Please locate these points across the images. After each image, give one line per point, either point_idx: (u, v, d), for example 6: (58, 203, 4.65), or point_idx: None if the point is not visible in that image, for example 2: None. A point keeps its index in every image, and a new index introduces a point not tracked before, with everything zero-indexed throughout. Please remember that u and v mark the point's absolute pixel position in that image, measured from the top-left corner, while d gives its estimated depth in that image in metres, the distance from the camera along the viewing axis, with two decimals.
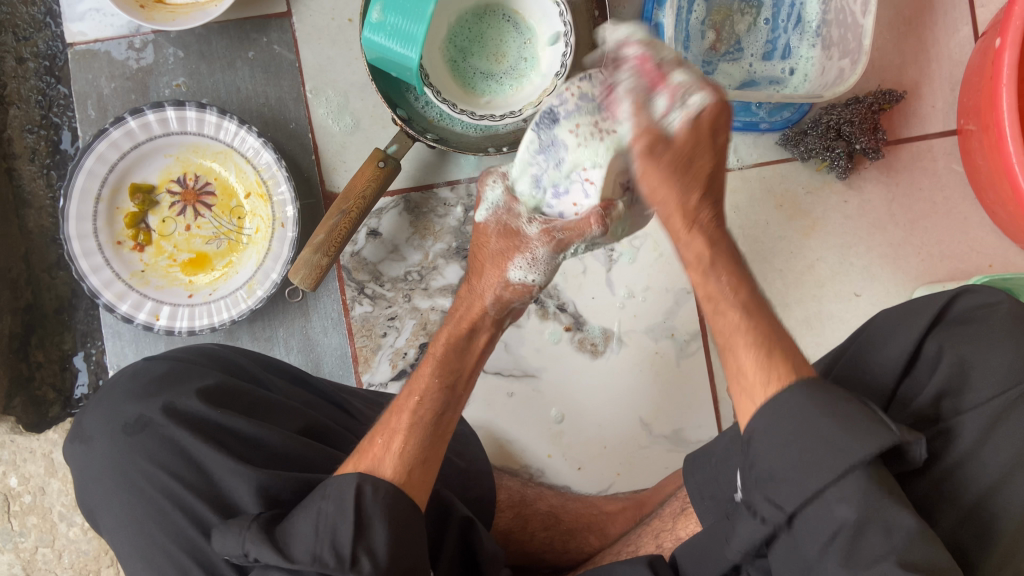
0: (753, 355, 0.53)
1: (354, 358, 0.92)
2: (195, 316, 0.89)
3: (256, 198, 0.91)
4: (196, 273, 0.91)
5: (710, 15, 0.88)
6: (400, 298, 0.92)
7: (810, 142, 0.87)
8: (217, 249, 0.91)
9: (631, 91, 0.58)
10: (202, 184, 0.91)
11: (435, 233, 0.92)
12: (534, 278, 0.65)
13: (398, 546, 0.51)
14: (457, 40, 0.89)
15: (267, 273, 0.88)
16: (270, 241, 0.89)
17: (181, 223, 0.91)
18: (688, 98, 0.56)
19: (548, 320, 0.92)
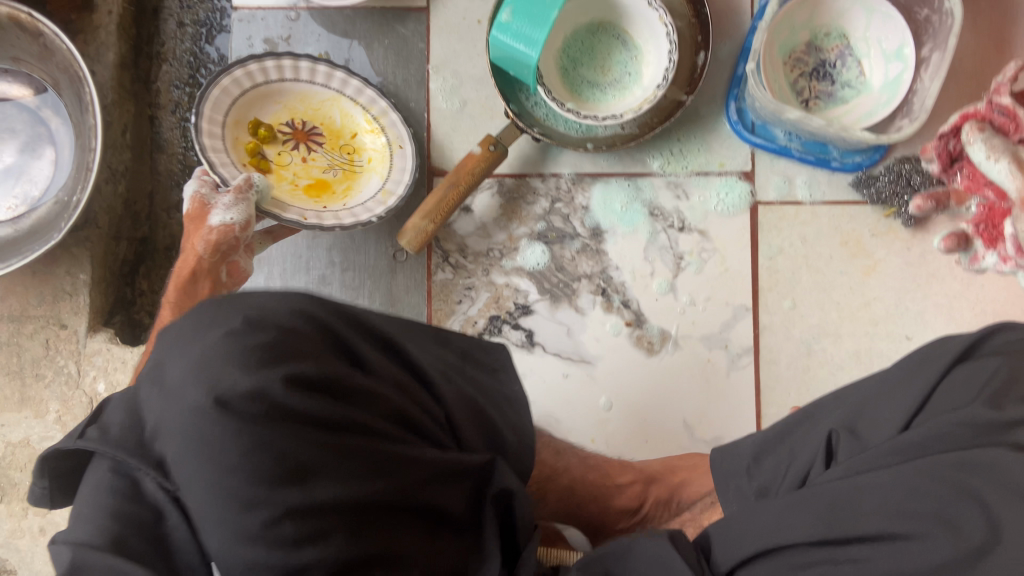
0: None
1: (429, 319, 1.00)
2: (339, 219, 0.94)
3: (366, 135, 1.01)
4: (320, 195, 0.99)
5: (853, 31, 0.96)
6: (480, 271, 1.00)
7: (881, 186, 0.96)
8: (335, 176, 1.01)
9: (858, 106, 0.95)
10: (310, 128, 1.02)
11: (521, 218, 1.00)
12: (235, 220, 0.87)
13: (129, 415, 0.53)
14: (570, 50, 0.99)
15: (398, 183, 0.98)
16: (390, 161, 1.00)
17: (296, 157, 1.01)
18: (821, 100, 0.96)
19: (611, 313, 0.99)
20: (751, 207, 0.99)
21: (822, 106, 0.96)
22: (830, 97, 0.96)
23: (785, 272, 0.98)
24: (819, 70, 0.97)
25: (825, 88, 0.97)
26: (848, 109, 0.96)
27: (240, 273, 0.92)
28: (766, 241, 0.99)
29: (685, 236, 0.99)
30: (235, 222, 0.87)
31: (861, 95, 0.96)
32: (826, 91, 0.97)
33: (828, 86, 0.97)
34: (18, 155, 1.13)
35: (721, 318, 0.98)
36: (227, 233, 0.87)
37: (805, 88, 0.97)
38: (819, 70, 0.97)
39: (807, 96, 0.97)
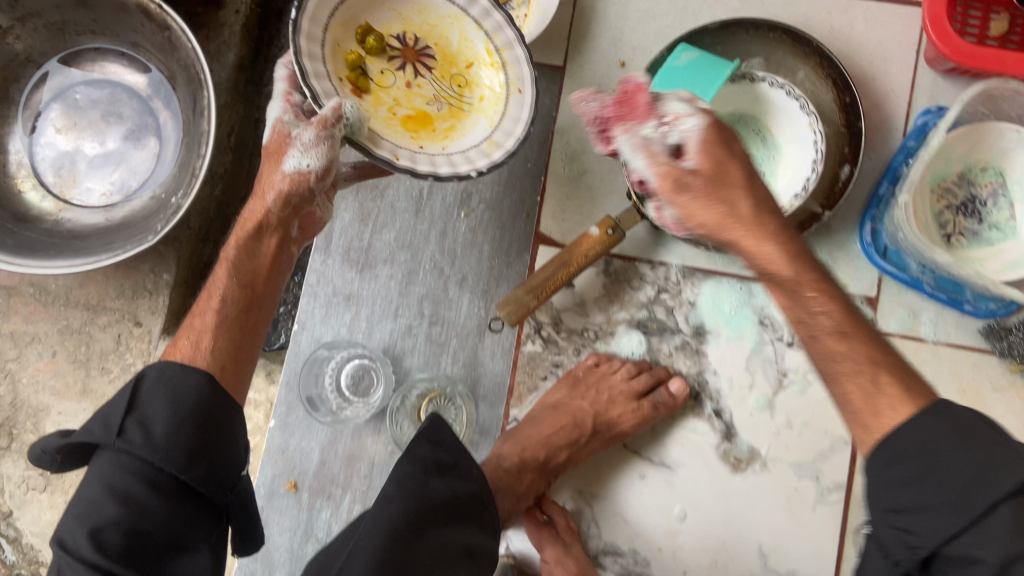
0: (864, 386, 0.62)
1: (509, 390, 0.96)
2: (435, 162, 0.78)
3: (481, 69, 0.85)
4: (419, 129, 0.83)
5: (1012, 170, 0.89)
6: (571, 350, 0.96)
7: (1014, 342, 0.89)
8: (439, 110, 0.84)
9: (1005, 252, 0.88)
10: (422, 47, 0.86)
11: (623, 302, 0.95)
12: (312, 165, 0.77)
13: (174, 404, 0.69)
14: None
15: (508, 133, 0.81)
16: (503, 106, 0.83)
17: (401, 79, 0.85)
18: (966, 238, 0.90)
19: (701, 419, 0.94)
20: None
21: (965, 245, 0.90)
22: (977, 236, 0.90)
23: None
24: (968, 205, 0.90)
25: (972, 227, 0.90)
26: (994, 253, 0.89)
27: (314, 223, 0.85)
28: None
29: (792, 353, 0.93)
30: (313, 172, 0.78)
31: (1010, 240, 0.88)
32: (972, 229, 0.90)
33: (975, 224, 0.90)
34: (121, 142, 1.11)
35: (816, 447, 0.92)
36: (302, 183, 0.78)
37: (949, 222, 0.91)
38: (967, 205, 0.90)
39: (950, 231, 0.90)
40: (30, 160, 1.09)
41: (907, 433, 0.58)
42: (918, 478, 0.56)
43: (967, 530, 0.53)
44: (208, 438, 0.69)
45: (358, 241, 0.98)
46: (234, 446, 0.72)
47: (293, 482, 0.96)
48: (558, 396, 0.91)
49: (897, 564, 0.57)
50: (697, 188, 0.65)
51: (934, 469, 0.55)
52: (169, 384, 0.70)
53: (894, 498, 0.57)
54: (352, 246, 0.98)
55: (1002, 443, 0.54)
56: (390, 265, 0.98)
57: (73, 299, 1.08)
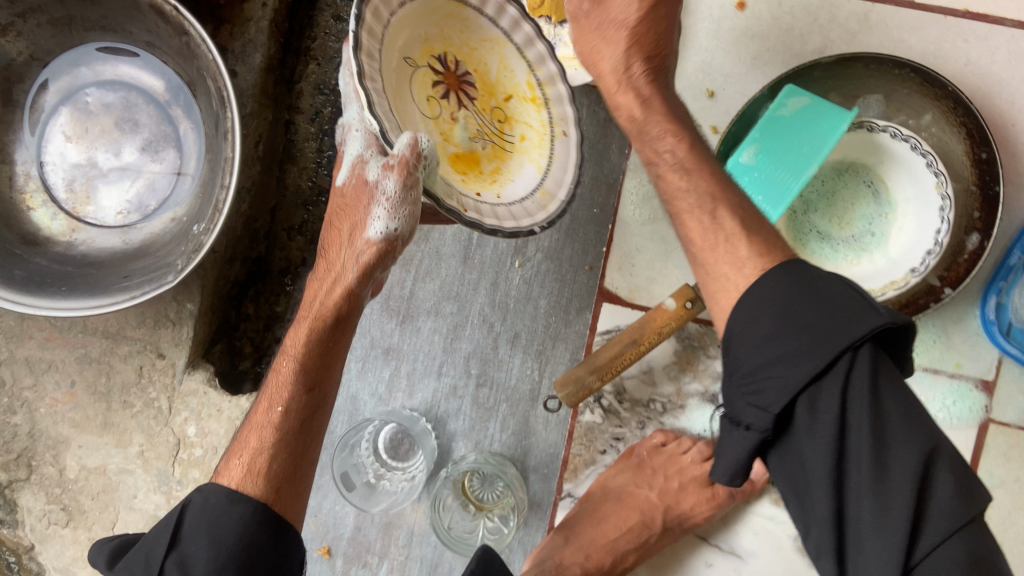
0: (699, 220, 0.60)
1: (563, 463, 0.86)
2: (498, 214, 0.61)
3: (523, 104, 0.68)
4: (465, 172, 0.64)
5: None
6: (634, 422, 0.85)
7: None
8: (482, 149, 0.66)
9: None
10: (463, 71, 0.66)
11: (696, 372, 0.84)
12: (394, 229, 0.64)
13: (218, 546, 0.56)
14: (807, 190, 0.80)
15: (562, 182, 0.66)
16: (550, 148, 0.67)
17: (445, 110, 0.64)
18: None
19: (779, 506, 0.84)
20: (979, 422, 0.81)
21: None
22: None
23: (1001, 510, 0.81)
24: None
25: None
26: None
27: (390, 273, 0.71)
28: (986, 468, 0.81)
29: None
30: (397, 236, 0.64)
31: None
32: None
33: None
34: (138, 153, 1.00)
35: None
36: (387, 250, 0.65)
37: None
38: None
39: None
40: (39, 172, 0.97)
41: (757, 293, 0.53)
42: (775, 331, 0.50)
43: (814, 379, 0.47)
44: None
45: (399, 289, 0.87)
46: None
47: (326, 548, 0.87)
48: (620, 482, 0.82)
49: (748, 431, 0.51)
50: (645, 89, 0.64)
51: (783, 333, 0.49)
52: (214, 520, 0.57)
53: (755, 360, 0.50)
54: (392, 294, 0.88)
55: (859, 316, 0.47)
56: (435, 318, 0.87)
57: (91, 326, 0.98)
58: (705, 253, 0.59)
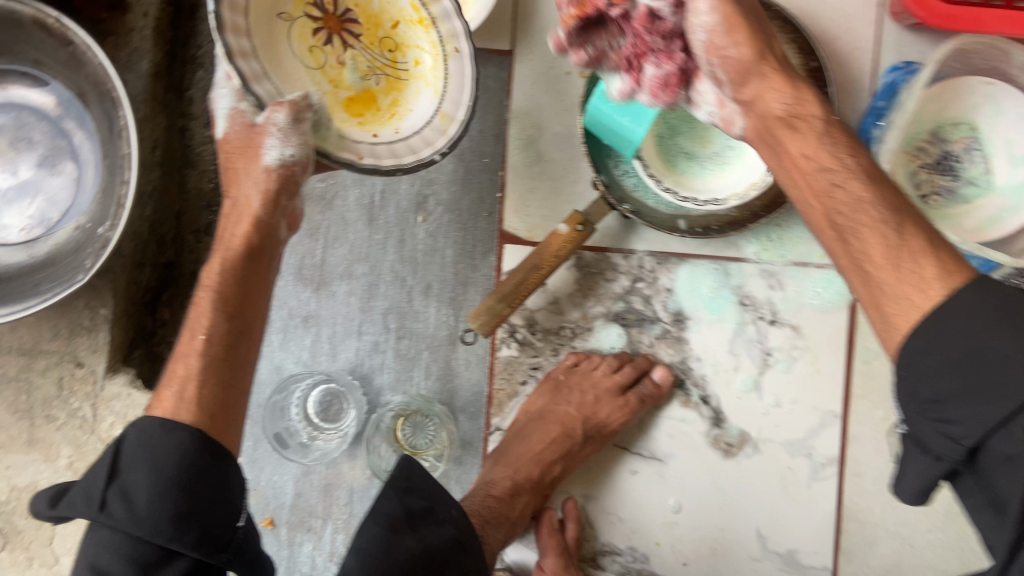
0: (885, 238, 0.55)
1: (489, 399, 0.91)
2: (397, 152, 0.69)
3: (411, 27, 0.70)
4: (363, 112, 0.71)
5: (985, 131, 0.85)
6: (548, 350, 0.92)
7: None
8: (377, 86, 0.72)
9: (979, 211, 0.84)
10: (345, 9, 0.71)
11: (598, 296, 0.91)
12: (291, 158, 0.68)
13: (157, 472, 0.59)
14: (670, 116, 0.89)
15: (459, 104, 0.69)
16: (444, 68, 0.69)
17: (331, 55, 0.71)
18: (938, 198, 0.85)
19: (688, 407, 0.91)
20: (849, 304, 0.91)
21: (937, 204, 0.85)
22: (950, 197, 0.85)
23: (880, 379, 0.90)
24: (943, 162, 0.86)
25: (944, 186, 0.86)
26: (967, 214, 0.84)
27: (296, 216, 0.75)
28: (863, 343, 0.91)
29: (776, 330, 0.91)
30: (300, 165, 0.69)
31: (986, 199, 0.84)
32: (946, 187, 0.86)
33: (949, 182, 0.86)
34: (35, 169, 0.97)
35: (806, 423, 0.91)
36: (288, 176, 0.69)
37: (922, 181, 0.86)
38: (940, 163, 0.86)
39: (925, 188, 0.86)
40: None
41: (952, 309, 0.50)
42: (960, 359, 0.48)
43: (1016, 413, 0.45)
44: (198, 497, 0.60)
45: (310, 258, 0.92)
46: (229, 503, 0.62)
47: (269, 519, 0.90)
48: (540, 405, 0.88)
49: (937, 460, 0.50)
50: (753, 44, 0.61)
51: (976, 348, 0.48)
52: (152, 450, 0.60)
53: (933, 386, 0.50)
54: (304, 264, 0.92)
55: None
56: (349, 281, 0.92)
57: (4, 345, 0.96)
58: (884, 270, 0.54)
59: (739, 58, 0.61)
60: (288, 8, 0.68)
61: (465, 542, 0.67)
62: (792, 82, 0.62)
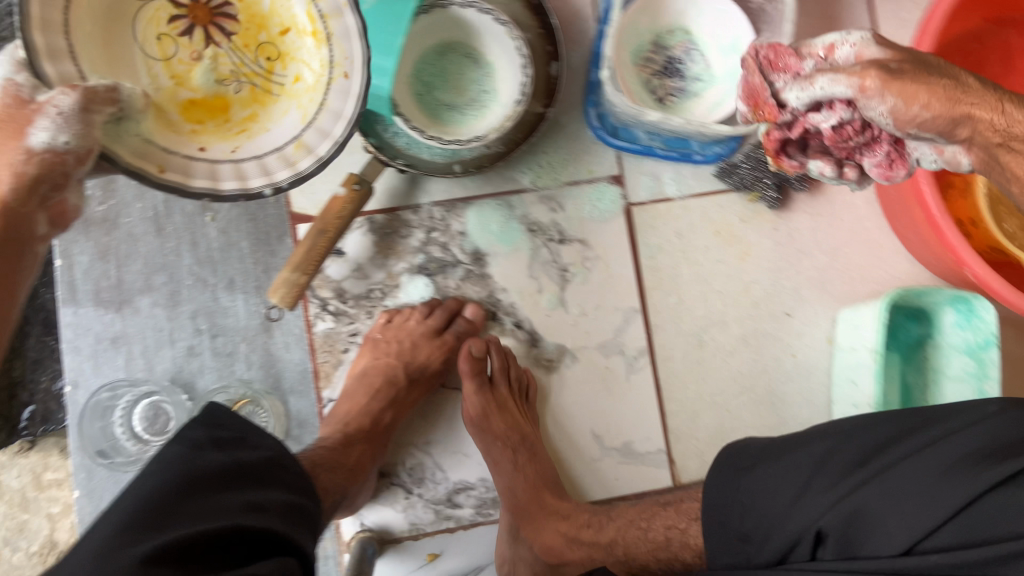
0: None
1: (316, 373, 0.96)
2: (216, 172, 0.62)
3: (301, 37, 0.66)
4: (206, 117, 0.65)
5: (692, 35, 0.98)
6: (362, 315, 0.96)
7: (742, 174, 0.97)
8: (236, 94, 0.66)
9: (710, 97, 0.97)
10: (220, 2, 0.66)
11: (398, 253, 0.96)
12: None
13: None
14: (422, 75, 0.95)
15: (322, 134, 0.63)
16: (322, 93, 0.64)
17: (184, 48, 0.65)
18: (672, 97, 0.98)
19: (505, 336, 0.98)
20: (624, 210, 1.00)
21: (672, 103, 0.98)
22: (681, 94, 0.98)
23: (666, 269, 0.99)
24: (669, 68, 0.98)
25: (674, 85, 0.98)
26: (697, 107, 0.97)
27: None
28: (644, 241, 0.99)
29: (566, 248, 0.98)
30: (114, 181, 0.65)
31: (711, 88, 0.97)
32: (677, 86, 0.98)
33: (678, 82, 0.98)
34: None
35: (612, 324, 0.98)
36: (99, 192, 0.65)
37: (656, 87, 0.98)
38: (666, 69, 0.98)
39: (660, 92, 0.98)
40: None
41: None
42: None
43: None
44: None
45: (106, 280, 0.93)
46: None
47: None
48: (363, 365, 0.92)
49: None
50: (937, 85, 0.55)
51: None
52: None
53: None
54: (102, 286, 0.93)
55: None
56: (150, 293, 0.94)
57: None
58: None
59: (935, 117, 0.55)
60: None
61: (281, 461, 0.68)
62: (956, 97, 0.55)
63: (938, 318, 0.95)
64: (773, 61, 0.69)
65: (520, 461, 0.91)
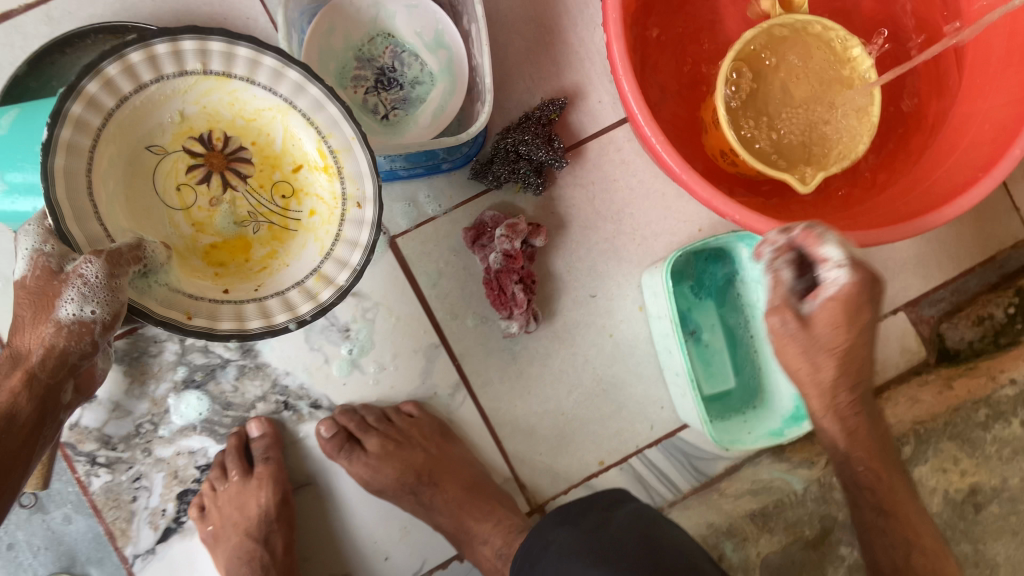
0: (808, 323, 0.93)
1: (110, 535, 0.85)
2: (241, 311, 0.61)
3: (313, 173, 0.65)
4: (228, 262, 0.65)
5: (395, 36, 0.87)
6: (139, 454, 0.85)
7: (495, 170, 0.86)
8: (256, 234, 0.66)
9: (436, 97, 0.86)
10: (234, 148, 0.66)
11: (155, 375, 0.84)
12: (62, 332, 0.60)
13: None
14: None
15: (340, 265, 0.63)
16: (337, 225, 0.64)
17: (203, 195, 0.65)
18: (395, 110, 0.87)
19: (306, 422, 0.88)
20: (389, 244, 0.88)
21: (399, 116, 0.87)
22: (404, 105, 0.87)
23: (454, 292, 0.90)
24: (383, 79, 0.87)
25: (393, 97, 0.87)
26: (424, 112, 0.86)
27: None
28: (421, 271, 0.89)
29: (340, 306, 0.87)
30: (98, 320, 0.60)
31: (432, 88, 0.87)
32: (397, 97, 0.87)
33: (397, 91, 0.87)
34: None
35: (417, 368, 0.90)
36: (82, 333, 0.61)
37: (376, 104, 0.87)
38: (379, 82, 0.87)
39: (382, 109, 0.87)
40: None
41: None
42: None
43: None
44: None
45: None
46: None
47: None
48: None
49: None
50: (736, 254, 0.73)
51: None
52: None
53: None
54: None
55: None
56: None
57: None
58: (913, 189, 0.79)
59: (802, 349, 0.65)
60: (162, 142, 0.63)
61: None
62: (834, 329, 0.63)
63: (736, 254, 0.91)
64: (481, 235, 0.87)
65: (426, 499, 0.86)
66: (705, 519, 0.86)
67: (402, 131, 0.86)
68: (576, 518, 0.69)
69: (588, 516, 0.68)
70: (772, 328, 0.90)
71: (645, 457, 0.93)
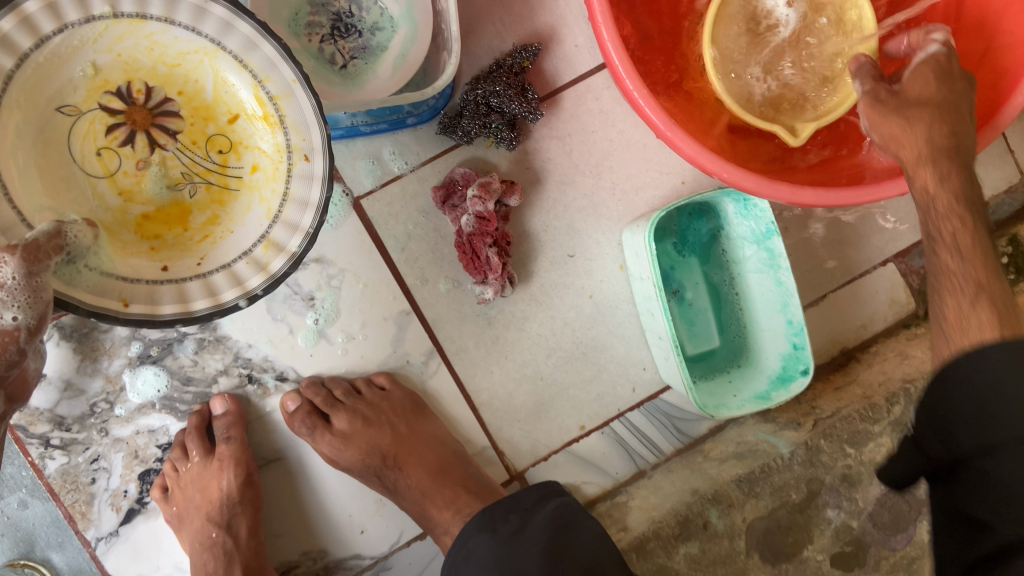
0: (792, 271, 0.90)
1: (69, 518, 0.80)
2: (185, 292, 0.59)
3: (251, 123, 0.61)
4: (167, 230, 0.63)
5: None
6: (96, 435, 0.80)
7: (465, 125, 0.79)
8: (194, 197, 0.63)
9: (398, 43, 0.79)
10: (158, 100, 0.61)
11: (107, 352, 0.79)
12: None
13: None
14: None
15: (291, 228, 0.60)
16: (283, 183, 0.60)
17: (128, 158, 0.61)
18: (354, 60, 0.80)
19: (272, 395, 0.84)
20: (353, 206, 0.83)
21: (357, 67, 0.80)
22: (363, 54, 0.80)
23: (424, 256, 0.85)
24: (339, 25, 0.80)
25: (351, 46, 0.80)
26: (384, 60, 0.80)
27: None
28: (388, 234, 0.84)
29: (303, 273, 0.82)
30: (21, 326, 0.61)
31: (393, 35, 0.80)
32: (355, 45, 0.80)
33: (355, 39, 0.80)
34: None
35: (387, 336, 0.85)
36: (7, 343, 0.62)
37: (333, 54, 0.80)
38: (335, 28, 0.80)
39: (340, 59, 0.80)
40: None
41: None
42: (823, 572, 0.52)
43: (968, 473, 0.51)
44: None
45: None
46: None
47: None
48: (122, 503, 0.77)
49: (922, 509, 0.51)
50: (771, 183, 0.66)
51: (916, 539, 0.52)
52: None
53: None
54: None
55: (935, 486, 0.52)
56: None
57: None
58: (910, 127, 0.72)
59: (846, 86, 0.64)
60: (75, 100, 0.58)
61: None
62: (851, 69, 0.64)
63: (721, 209, 0.85)
64: (449, 196, 0.81)
65: (390, 484, 0.82)
66: (689, 485, 0.85)
67: (361, 83, 0.79)
68: (495, 522, 0.68)
69: (507, 521, 0.68)
70: (759, 285, 0.85)
71: (627, 420, 0.90)
